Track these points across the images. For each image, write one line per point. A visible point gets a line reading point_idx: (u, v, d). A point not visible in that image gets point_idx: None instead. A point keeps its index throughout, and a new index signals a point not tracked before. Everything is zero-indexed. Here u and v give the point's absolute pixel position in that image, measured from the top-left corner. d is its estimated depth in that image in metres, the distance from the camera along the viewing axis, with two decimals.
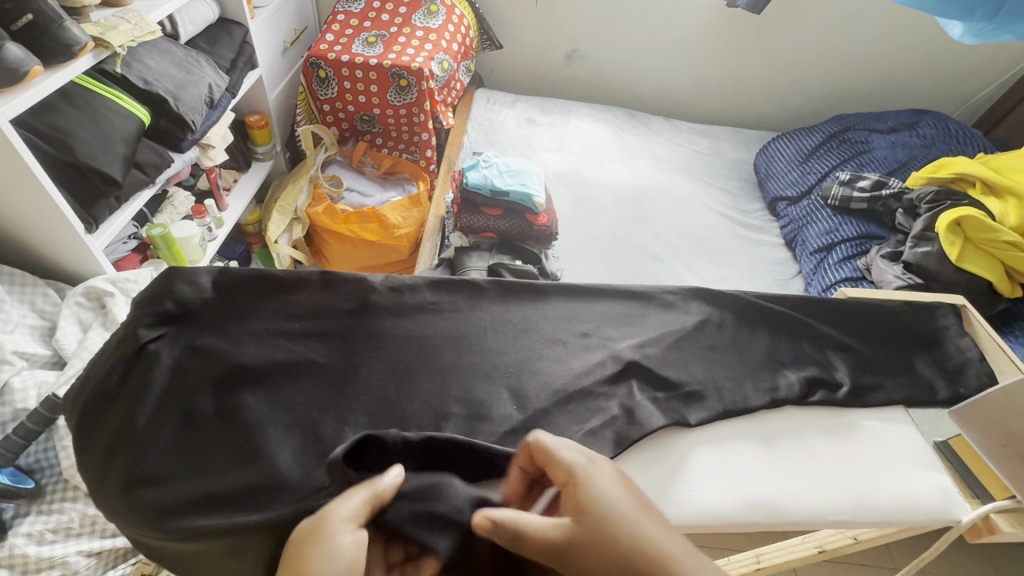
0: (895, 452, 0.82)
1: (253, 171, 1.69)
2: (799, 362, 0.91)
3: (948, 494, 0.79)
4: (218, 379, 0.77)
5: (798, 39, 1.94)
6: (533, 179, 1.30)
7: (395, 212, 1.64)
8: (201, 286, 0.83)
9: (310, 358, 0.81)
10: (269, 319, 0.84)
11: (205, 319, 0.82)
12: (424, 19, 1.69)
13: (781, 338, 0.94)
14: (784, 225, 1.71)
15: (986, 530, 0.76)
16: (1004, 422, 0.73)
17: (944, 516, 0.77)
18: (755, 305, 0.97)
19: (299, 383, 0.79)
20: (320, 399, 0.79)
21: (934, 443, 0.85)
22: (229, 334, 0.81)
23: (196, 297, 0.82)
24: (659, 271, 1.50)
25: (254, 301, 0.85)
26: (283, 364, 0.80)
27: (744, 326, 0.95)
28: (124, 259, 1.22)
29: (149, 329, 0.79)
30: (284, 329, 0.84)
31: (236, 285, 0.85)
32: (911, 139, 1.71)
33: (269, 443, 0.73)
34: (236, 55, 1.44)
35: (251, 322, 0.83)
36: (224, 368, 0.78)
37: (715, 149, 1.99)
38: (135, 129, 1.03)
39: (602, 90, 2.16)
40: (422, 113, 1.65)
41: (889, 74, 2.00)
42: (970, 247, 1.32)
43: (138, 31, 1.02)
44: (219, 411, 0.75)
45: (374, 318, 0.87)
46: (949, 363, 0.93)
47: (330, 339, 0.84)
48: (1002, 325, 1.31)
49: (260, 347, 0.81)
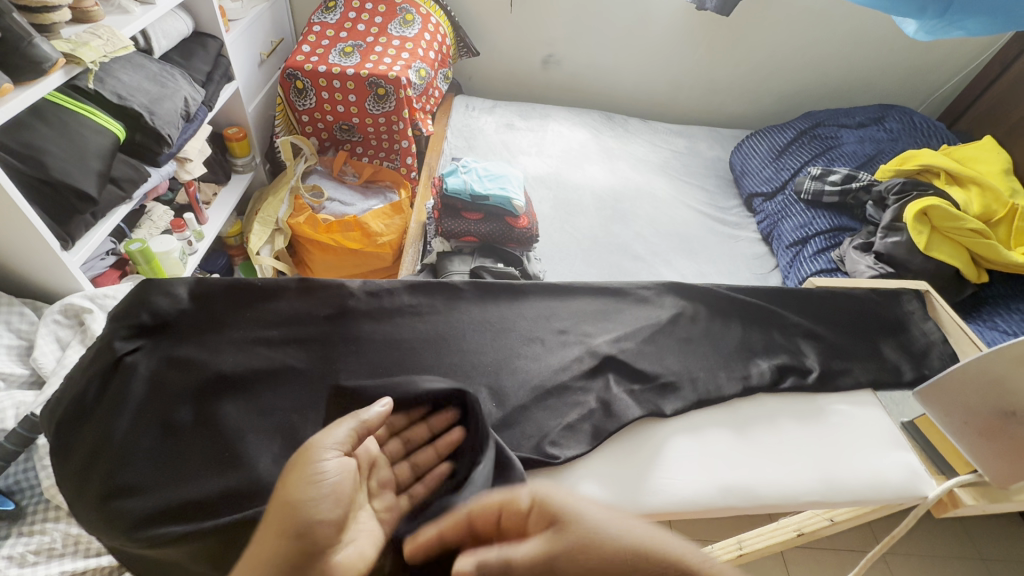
0: (864, 434, 0.85)
1: (233, 184, 1.69)
2: (771, 350, 0.94)
3: (914, 472, 0.81)
4: (196, 388, 0.78)
5: (767, 39, 1.99)
6: (512, 183, 1.31)
7: (377, 219, 1.64)
8: (179, 297, 0.83)
9: (288, 364, 0.82)
10: (247, 328, 0.84)
11: (181, 330, 0.82)
12: (400, 28, 1.70)
13: (753, 328, 0.97)
14: (760, 220, 1.75)
15: (951, 505, 0.78)
16: (965, 399, 0.76)
17: (912, 493, 0.79)
18: (727, 298, 1.00)
19: (279, 389, 0.80)
20: (299, 403, 0.79)
21: (901, 424, 0.89)
22: (207, 344, 0.82)
23: (176, 308, 0.83)
24: (640, 269, 1.52)
25: (231, 310, 0.85)
26: (261, 371, 0.81)
27: (717, 318, 0.98)
28: (102, 275, 1.20)
29: (124, 341, 0.79)
30: (262, 336, 0.84)
31: (212, 294, 0.85)
32: (878, 133, 1.76)
33: (248, 450, 0.74)
34: (212, 68, 1.43)
35: (229, 331, 0.84)
36: (202, 377, 0.78)
37: (692, 148, 2.03)
38: (110, 145, 1.03)
39: (580, 94, 2.19)
40: (401, 121, 1.66)
41: (856, 71, 2.06)
42: (937, 235, 1.36)
43: (110, 47, 1.02)
44: (198, 420, 0.76)
45: (352, 322, 0.88)
46: (915, 346, 0.97)
47: (308, 346, 0.84)
48: (970, 310, 1.36)
49: (237, 355, 0.81)
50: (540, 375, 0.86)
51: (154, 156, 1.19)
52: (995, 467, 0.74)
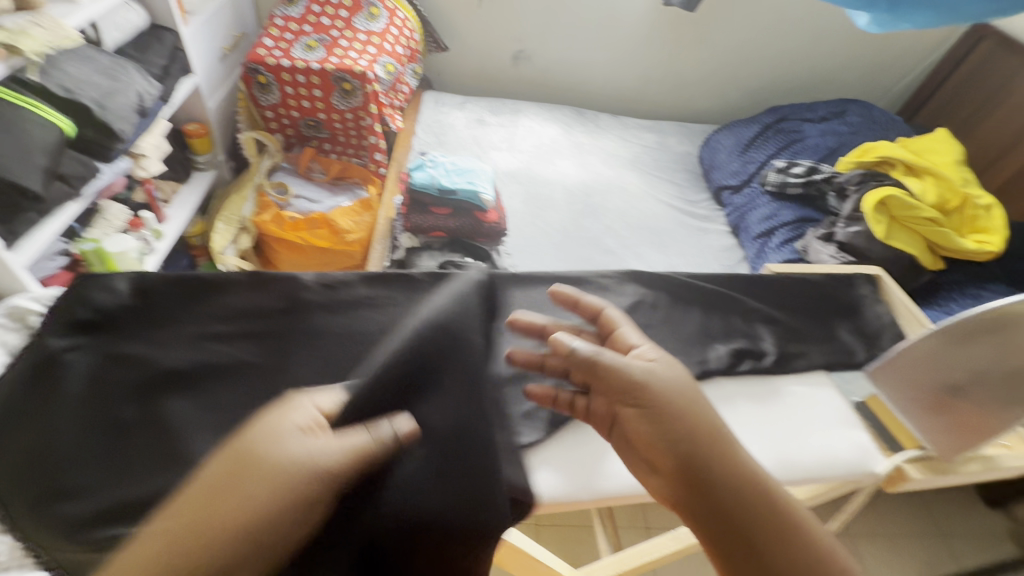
0: (815, 413, 0.87)
1: (195, 182, 1.64)
2: (728, 335, 0.96)
3: (862, 449, 0.83)
4: (142, 386, 0.76)
5: (734, 35, 2.02)
6: (480, 177, 1.31)
7: (345, 217, 1.60)
8: (121, 293, 0.82)
9: (239, 359, 0.81)
10: (195, 323, 0.83)
11: (126, 326, 0.80)
12: (365, 22, 1.68)
13: (713, 314, 0.99)
14: (729, 212, 1.78)
15: (900, 479, 0.81)
16: (914, 379, 0.81)
17: (857, 470, 0.81)
18: (687, 286, 1.00)
19: (229, 384, 0.79)
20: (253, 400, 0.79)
21: (852, 404, 0.90)
22: (153, 340, 0.80)
23: (116, 302, 0.81)
24: (610, 263, 1.53)
25: (178, 305, 0.84)
26: (210, 366, 0.80)
27: (678, 305, 0.98)
28: (52, 276, 1.14)
29: (61, 338, 0.77)
30: (212, 331, 0.83)
31: (157, 289, 0.83)
32: (840, 126, 1.81)
33: (196, 446, 0.73)
34: (169, 62, 1.39)
35: (176, 327, 0.82)
36: (147, 374, 0.77)
37: (661, 143, 2.05)
38: (57, 140, 0.99)
39: (551, 89, 2.19)
40: (369, 116, 1.64)
41: (819, 67, 2.11)
42: (895, 225, 1.40)
43: (54, 37, 0.98)
44: (143, 418, 0.74)
45: (309, 315, 0.87)
46: (869, 329, 1.00)
47: (263, 342, 0.84)
48: (927, 296, 1.40)
49: (185, 351, 0.80)
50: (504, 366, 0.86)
51: (106, 152, 1.15)
52: (939, 441, 0.80)
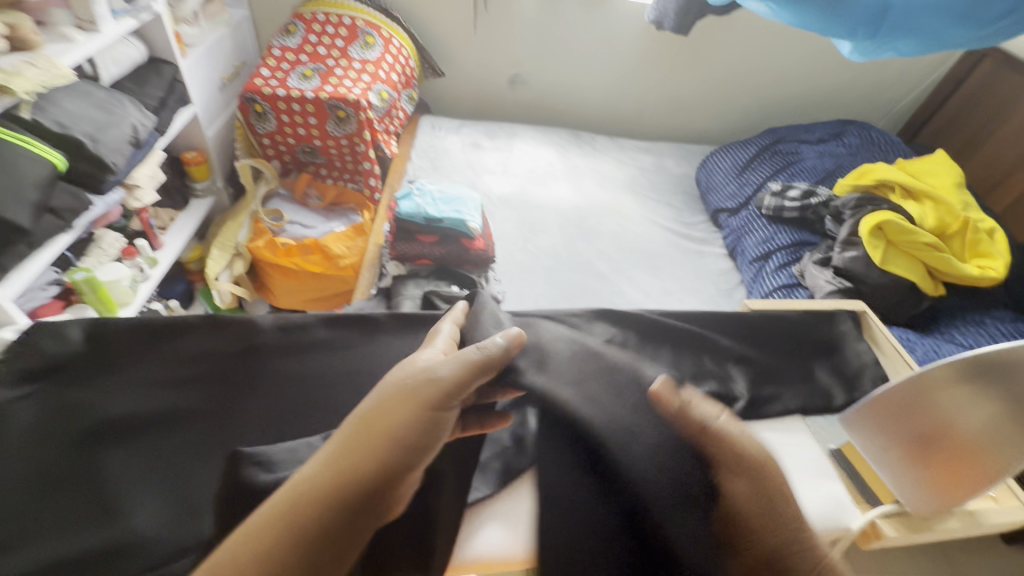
0: (791, 461, 0.81)
1: (192, 210, 1.67)
2: (699, 377, 0.93)
3: (840, 503, 0.76)
4: (77, 440, 0.77)
5: (730, 57, 2.01)
6: (468, 205, 1.31)
7: (338, 242, 1.62)
8: (72, 340, 0.83)
9: (179, 408, 0.81)
10: (146, 369, 0.84)
11: (75, 375, 0.81)
12: (360, 51, 1.71)
13: (684, 355, 0.97)
14: (726, 235, 1.75)
15: (874, 536, 0.76)
16: (896, 420, 0.74)
17: (837, 525, 0.74)
18: (657, 323, 0.99)
19: (171, 435, 0.79)
20: (192, 457, 0.78)
21: (830, 451, 0.84)
22: (102, 387, 0.81)
23: (65, 351, 0.82)
24: (602, 288, 1.52)
25: (130, 350, 0.85)
26: (156, 415, 0.80)
27: (647, 345, 0.97)
28: (44, 306, 1.16)
29: (12, 388, 0.79)
30: (162, 378, 0.83)
31: (111, 334, 0.84)
32: (838, 148, 1.79)
33: (132, 502, 0.73)
34: (166, 93, 1.42)
35: (125, 373, 0.83)
36: (91, 424, 0.78)
37: (658, 164, 2.04)
38: (47, 174, 1.01)
39: (548, 112, 2.20)
40: (363, 143, 1.65)
41: (817, 87, 2.10)
42: (893, 250, 1.37)
43: (47, 76, 1.01)
44: (83, 470, 0.75)
45: (263, 360, 0.86)
46: (856, 361, 0.97)
47: (204, 392, 0.83)
48: (929, 323, 1.36)
49: (124, 402, 0.80)
50: None
51: (99, 184, 1.17)
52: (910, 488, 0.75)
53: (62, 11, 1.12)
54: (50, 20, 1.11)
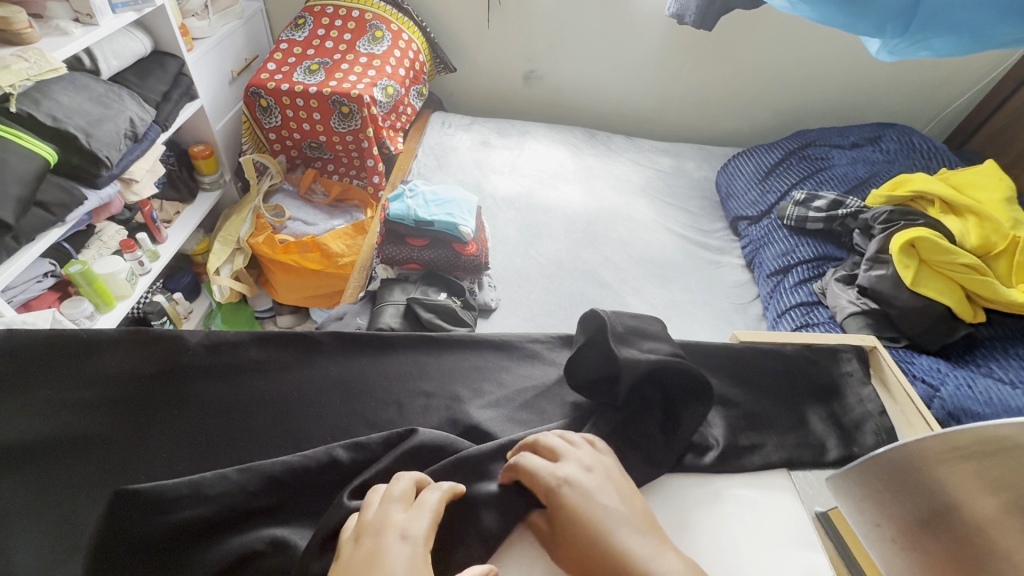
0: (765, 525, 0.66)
1: (198, 202, 1.67)
2: None
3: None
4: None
5: (759, 54, 1.88)
6: (462, 208, 1.25)
7: (337, 240, 1.59)
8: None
9: (89, 434, 0.71)
10: (52, 388, 0.74)
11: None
12: (368, 46, 1.67)
13: None
14: (744, 245, 1.64)
15: None
16: (892, 492, 0.60)
17: None
18: None
19: (73, 464, 0.69)
20: (98, 497, 0.68)
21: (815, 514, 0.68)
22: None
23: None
24: (604, 298, 1.44)
25: (39, 365, 0.75)
26: (51, 441, 0.70)
27: None
28: (37, 298, 1.17)
29: None
30: (67, 398, 0.73)
31: (17, 346, 0.75)
32: (873, 154, 1.65)
33: (13, 537, 0.64)
34: (170, 87, 1.42)
35: (28, 392, 0.73)
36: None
37: (677, 167, 1.93)
38: (34, 169, 1.01)
39: (564, 110, 2.12)
40: (366, 139, 1.62)
41: (856, 87, 1.94)
42: (925, 269, 1.24)
43: (36, 70, 1.01)
44: None
45: (183, 381, 0.77)
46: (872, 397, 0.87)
47: (132, 423, 0.73)
48: (964, 353, 1.23)
49: (29, 425, 0.71)
50: (440, 422, 0.77)
51: (93, 178, 1.17)
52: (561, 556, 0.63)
53: (60, 5, 1.13)
54: (48, 14, 1.13)
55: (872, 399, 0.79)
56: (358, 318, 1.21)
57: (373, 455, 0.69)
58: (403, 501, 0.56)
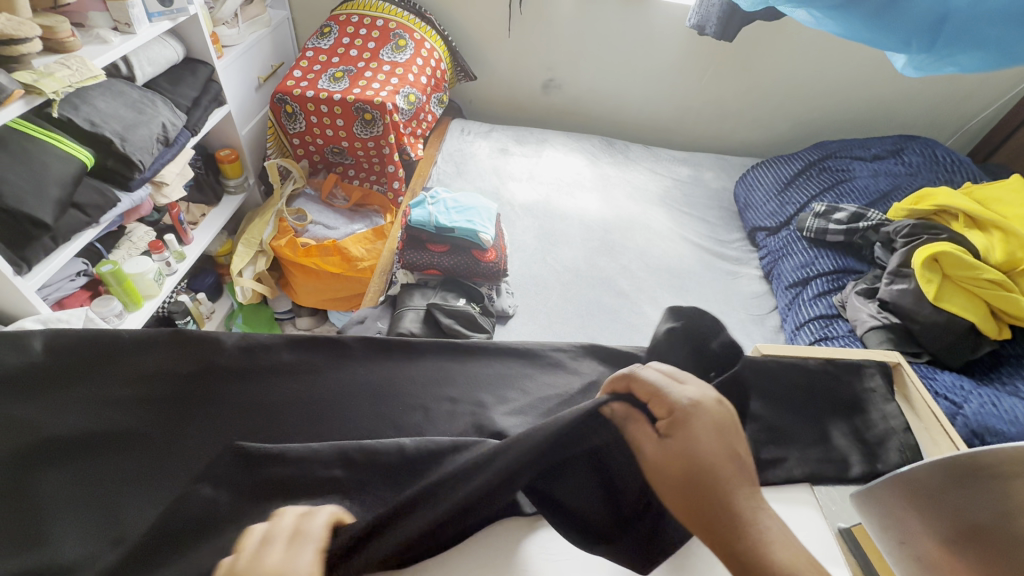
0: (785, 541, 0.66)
1: (224, 205, 1.71)
2: None
3: None
4: (20, 455, 0.71)
5: (779, 65, 1.88)
6: (482, 215, 1.27)
7: (357, 244, 1.62)
8: (32, 351, 0.78)
9: (134, 429, 0.74)
10: (97, 385, 0.77)
11: (27, 388, 0.76)
12: (391, 54, 1.70)
13: None
14: (763, 256, 1.64)
15: None
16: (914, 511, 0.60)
17: None
18: None
19: (114, 458, 0.72)
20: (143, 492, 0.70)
21: (838, 531, 0.67)
22: (48, 402, 0.76)
23: (24, 361, 0.77)
24: (621, 307, 1.44)
25: (87, 364, 0.79)
26: (96, 436, 0.73)
27: None
28: (70, 296, 1.21)
29: None
30: (112, 396, 0.77)
31: (67, 345, 0.79)
32: (895, 167, 1.64)
33: (56, 527, 0.66)
34: (200, 93, 1.46)
35: (76, 388, 0.77)
36: (31, 441, 0.72)
37: (695, 177, 1.93)
38: (72, 172, 1.04)
39: (582, 119, 2.13)
40: (387, 146, 1.65)
41: (879, 99, 1.92)
42: (948, 284, 1.23)
43: (77, 77, 1.05)
44: (15, 490, 0.69)
45: (217, 381, 0.79)
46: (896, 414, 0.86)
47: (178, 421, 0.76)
48: (988, 370, 1.21)
49: (77, 420, 0.74)
50: (465, 428, 0.78)
51: (126, 181, 1.21)
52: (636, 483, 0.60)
53: (100, 14, 1.17)
54: (89, 23, 1.17)
55: (898, 415, 0.78)
56: (379, 321, 1.23)
57: (390, 460, 0.70)
58: (290, 539, 0.59)
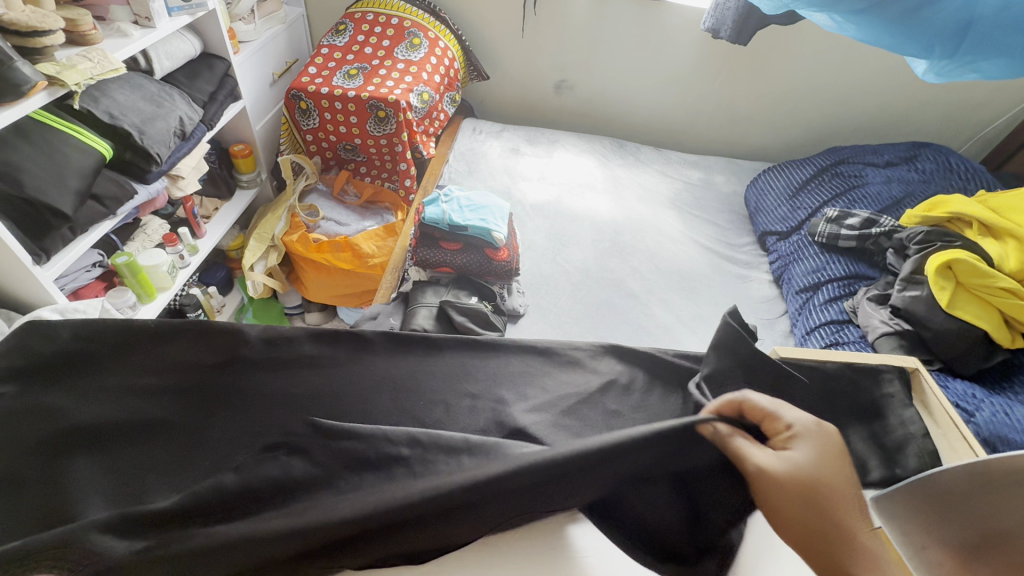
0: None
1: (236, 200, 1.72)
2: None
3: None
4: (51, 441, 0.72)
5: (792, 70, 1.88)
6: (495, 214, 1.27)
7: (369, 241, 1.62)
8: (61, 339, 0.80)
9: (157, 419, 0.75)
10: (126, 374, 0.79)
11: (60, 376, 0.78)
12: (406, 52, 1.71)
13: None
14: (773, 260, 1.64)
15: None
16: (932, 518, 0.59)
17: None
18: (671, 364, 0.89)
19: (142, 445, 0.73)
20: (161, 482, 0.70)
21: None
22: (78, 391, 0.77)
23: (54, 349, 0.79)
24: (631, 308, 1.44)
25: (117, 353, 0.80)
26: (125, 423, 0.74)
27: (657, 389, 0.87)
28: (86, 287, 1.22)
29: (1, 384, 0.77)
30: (140, 384, 0.78)
31: (100, 334, 0.81)
32: (908, 174, 1.63)
33: (87, 508, 0.67)
34: (216, 88, 1.47)
35: (105, 376, 0.79)
36: (61, 427, 0.73)
37: (706, 180, 1.93)
38: (92, 164, 1.05)
39: (593, 120, 2.13)
40: (400, 143, 1.65)
41: (892, 105, 1.92)
42: (961, 292, 1.22)
43: (99, 69, 1.05)
44: (45, 474, 0.70)
45: (239, 373, 0.80)
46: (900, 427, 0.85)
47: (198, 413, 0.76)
48: (1000, 380, 1.21)
49: (107, 408, 0.75)
50: (485, 424, 0.78)
51: (143, 173, 1.22)
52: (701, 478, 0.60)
53: (121, 8, 1.18)
54: (110, 16, 1.18)
55: (916, 421, 0.78)
56: (391, 318, 1.23)
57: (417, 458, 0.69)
58: None
